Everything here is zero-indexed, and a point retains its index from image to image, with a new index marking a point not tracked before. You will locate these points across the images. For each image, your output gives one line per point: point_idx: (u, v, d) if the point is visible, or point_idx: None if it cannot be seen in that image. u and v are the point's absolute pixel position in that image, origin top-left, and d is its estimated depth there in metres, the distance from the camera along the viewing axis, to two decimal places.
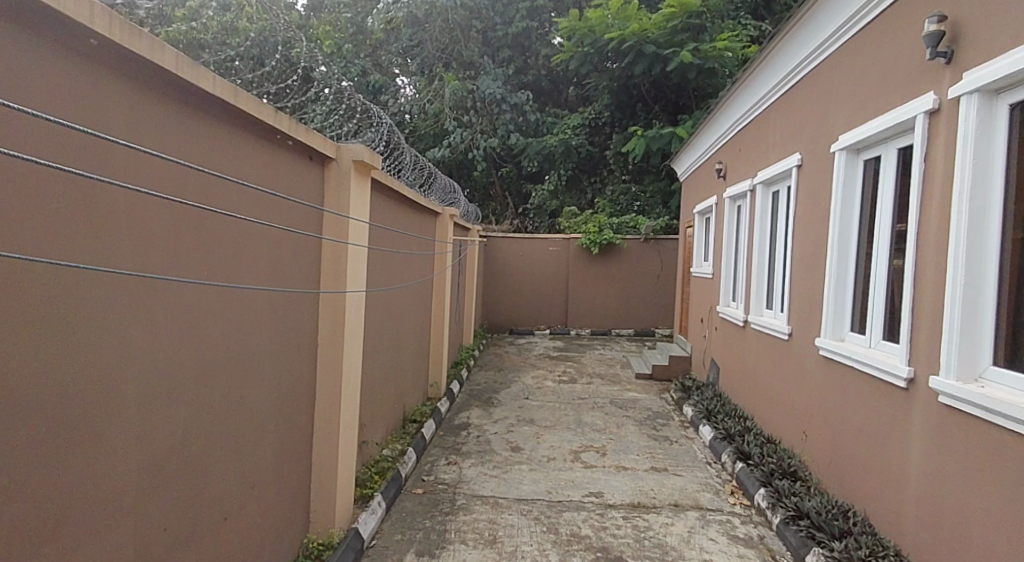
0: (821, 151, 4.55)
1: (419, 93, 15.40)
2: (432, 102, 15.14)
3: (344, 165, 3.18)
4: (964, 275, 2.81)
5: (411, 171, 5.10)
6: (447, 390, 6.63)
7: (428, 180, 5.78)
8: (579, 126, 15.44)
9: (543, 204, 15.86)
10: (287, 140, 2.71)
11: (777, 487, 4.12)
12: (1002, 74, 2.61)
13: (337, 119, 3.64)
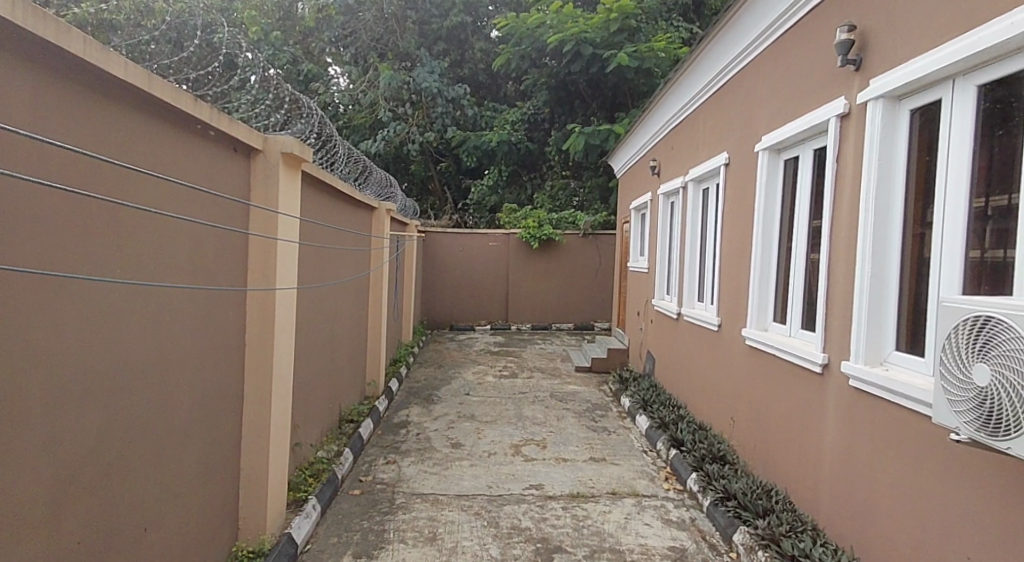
0: (747, 150, 4.74)
1: (352, 83, 15.37)
2: (365, 92, 15.12)
3: (271, 157, 3.10)
4: (871, 268, 3.02)
5: (345, 165, 5.02)
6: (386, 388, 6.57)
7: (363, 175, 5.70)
8: (518, 122, 15.48)
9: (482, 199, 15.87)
10: (209, 131, 2.63)
11: (707, 472, 4.30)
12: (904, 81, 2.80)
13: (263, 109, 3.59)
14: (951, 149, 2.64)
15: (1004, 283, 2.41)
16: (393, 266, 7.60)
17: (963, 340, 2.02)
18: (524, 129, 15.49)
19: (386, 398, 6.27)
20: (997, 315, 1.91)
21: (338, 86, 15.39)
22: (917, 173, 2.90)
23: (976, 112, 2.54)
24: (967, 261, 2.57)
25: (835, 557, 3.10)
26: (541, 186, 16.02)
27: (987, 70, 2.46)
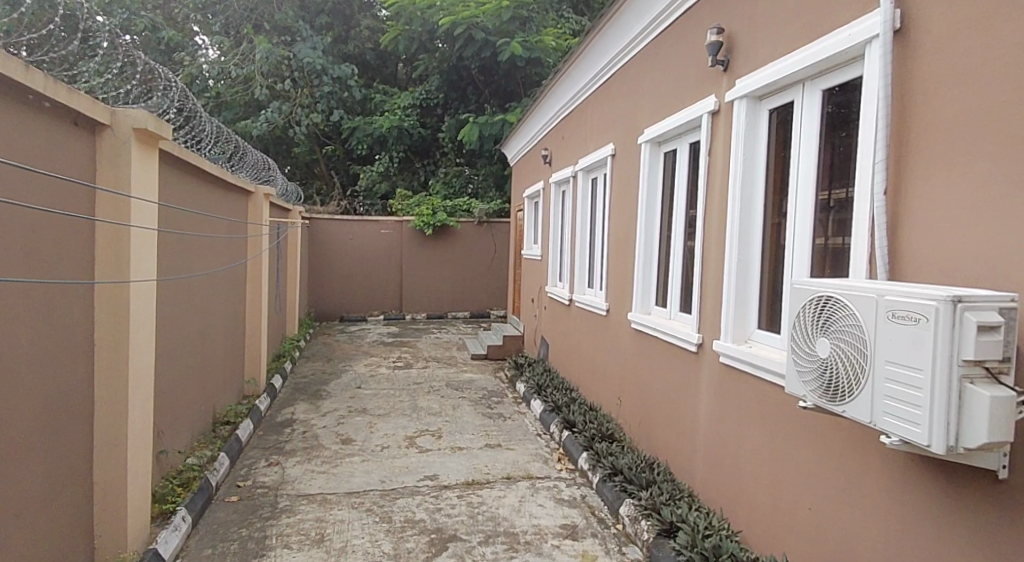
0: (630, 140, 4.94)
1: (223, 54, 14.45)
2: (239, 65, 14.21)
3: (121, 133, 2.82)
4: (738, 253, 3.25)
5: (213, 145, 4.70)
6: (268, 385, 6.27)
7: (235, 156, 5.36)
8: (410, 107, 15.06)
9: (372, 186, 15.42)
10: (44, 102, 2.35)
11: (597, 450, 4.48)
12: (763, 84, 3.03)
13: (112, 79, 3.27)
14: (803, 147, 2.92)
15: (841, 266, 2.66)
16: (274, 255, 7.24)
17: (810, 317, 2.23)
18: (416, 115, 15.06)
19: (268, 396, 5.98)
20: (834, 294, 2.12)
21: (206, 58, 14.55)
22: (775, 167, 3.16)
23: (822, 114, 2.81)
24: (814, 247, 2.84)
25: (710, 521, 3.34)
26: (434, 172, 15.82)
27: (831, 75, 2.73)
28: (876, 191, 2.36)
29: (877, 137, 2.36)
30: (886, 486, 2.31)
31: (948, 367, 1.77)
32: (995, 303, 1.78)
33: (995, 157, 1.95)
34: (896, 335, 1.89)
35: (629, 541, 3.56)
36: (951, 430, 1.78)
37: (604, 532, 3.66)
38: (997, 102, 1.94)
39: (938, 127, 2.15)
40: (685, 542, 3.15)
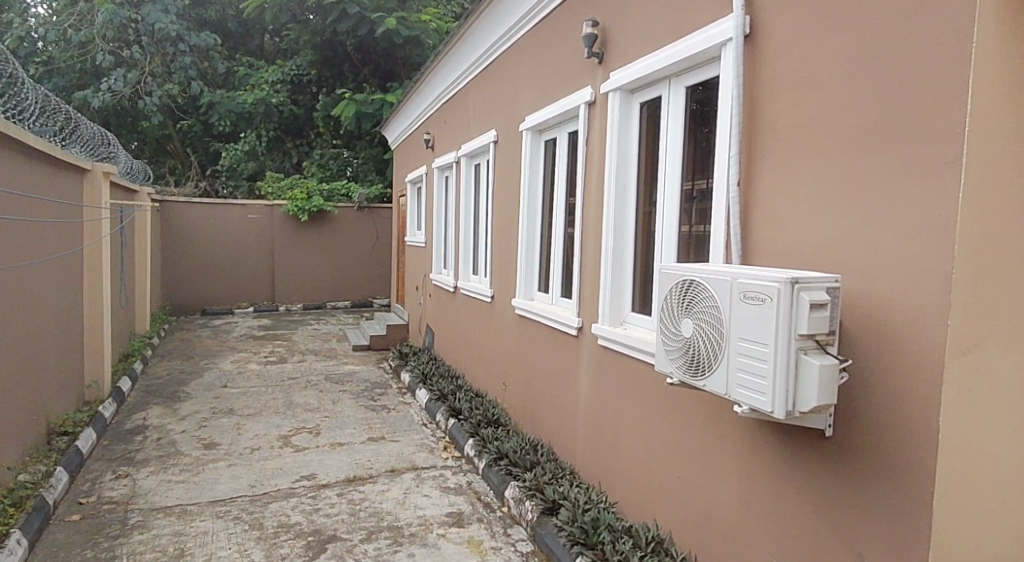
0: (512, 127, 4.94)
1: (54, 13, 12.98)
2: (75, 26, 12.80)
3: None
4: (613, 240, 3.34)
5: (35, 117, 4.09)
6: (114, 389, 5.68)
7: (66, 130, 4.75)
8: (279, 82, 14.31)
9: (236, 164, 14.40)
10: None
11: (482, 436, 4.48)
12: (635, 78, 3.12)
13: None
14: (669, 141, 3.04)
15: (703, 252, 2.81)
16: (118, 243, 6.54)
17: (675, 300, 2.32)
18: (286, 90, 14.34)
19: (113, 402, 5.43)
20: (696, 278, 2.23)
21: (35, 15, 13.06)
22: (645, 158, 3.27)
23: (686, 110, 2.95)
24: (680, 234, 2.98)
25: (590, 496, 3.46)
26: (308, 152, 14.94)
27: (693, 74, 2.87)
28: (731, 182, 2.52)
29: (732, 133, 2.52)
30: (747, 451, 2.50)
31: (787, 342, 1.91)
32: (824, 283, 1.95)
33: (831, 152, 2.15)
34: (746, 315, 2.02)
35: (514, 522, 3.60)
36: (789, 397, 1.93)
37: (489, 516, 3.68)
38: (832, 103, 2.14)
39: (785, 123, 2.33)
40: (566, 519, 3.23)
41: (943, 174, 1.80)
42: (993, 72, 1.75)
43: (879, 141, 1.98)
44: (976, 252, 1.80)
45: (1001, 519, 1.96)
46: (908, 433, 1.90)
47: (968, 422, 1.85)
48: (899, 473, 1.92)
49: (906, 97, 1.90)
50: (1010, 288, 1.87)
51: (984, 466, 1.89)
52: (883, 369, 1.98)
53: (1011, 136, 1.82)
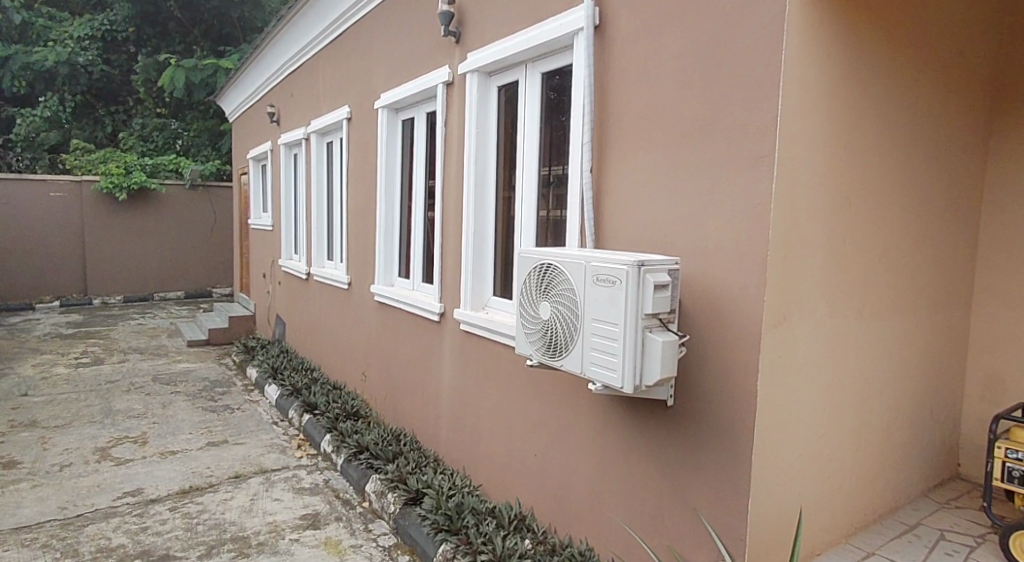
0: (365, 105, 4.71)
1: None
2: None
3: None
4: (473, 225, 3.27)
5: None
6: None
7: None
8: (88, 38, 12.75)
9: (35, 135, 12.22)
10: None
11: (340, 430, 4.24)
12: (492, 61, 3.05)
13: None
14: (526, 125, 3.02)
15: (561, 237, 2.83)
16: None
17: (534, 283, 2.30)
18: (96, 49, 12.78)
19: None
20: (553, 262, 2.22)
21: None
22: (505, 142, 3.23)
23: (542, 96, 2.94)
24: (539, 219, 2.98)
25: (455, 482, 3.39)
26: (126, 122, 13.26)
27: (548, 60, 2.86)
28: (584, 168, 2.54)
29: (584, 120, 2.54)
30: (596, 425, 2.59)
31: (635, 322, 1.96)
32: (668, 265, 2.03)
33: (673, 139, 2.24)
34: (598, 297, 2.05)
35: (375, 517, 3.45)
36: (637, 375, 1.99)
37: (348, 513, 3.49)
38: (672, 94, 2.23)
39: (631, 111, 2.40)
40: (430, 507, 3.13)
41: (761, 167, 1.96)
42: (799, 77, 1.94)
43: (712, 132, 2.10)
44: (784, 237, 1.99)
45: (805, 469, 2.22)
46: (740, 401, 2.05)
47: (777, 387, 2.06)
48: (731, 438, 2.07)
49: (735, 93, 2.03)
50: (811, 269, 2.11)
51: (789, 424, 2.13)
52: (719, 345, 2.11)
53: (812, 136, 2.03)
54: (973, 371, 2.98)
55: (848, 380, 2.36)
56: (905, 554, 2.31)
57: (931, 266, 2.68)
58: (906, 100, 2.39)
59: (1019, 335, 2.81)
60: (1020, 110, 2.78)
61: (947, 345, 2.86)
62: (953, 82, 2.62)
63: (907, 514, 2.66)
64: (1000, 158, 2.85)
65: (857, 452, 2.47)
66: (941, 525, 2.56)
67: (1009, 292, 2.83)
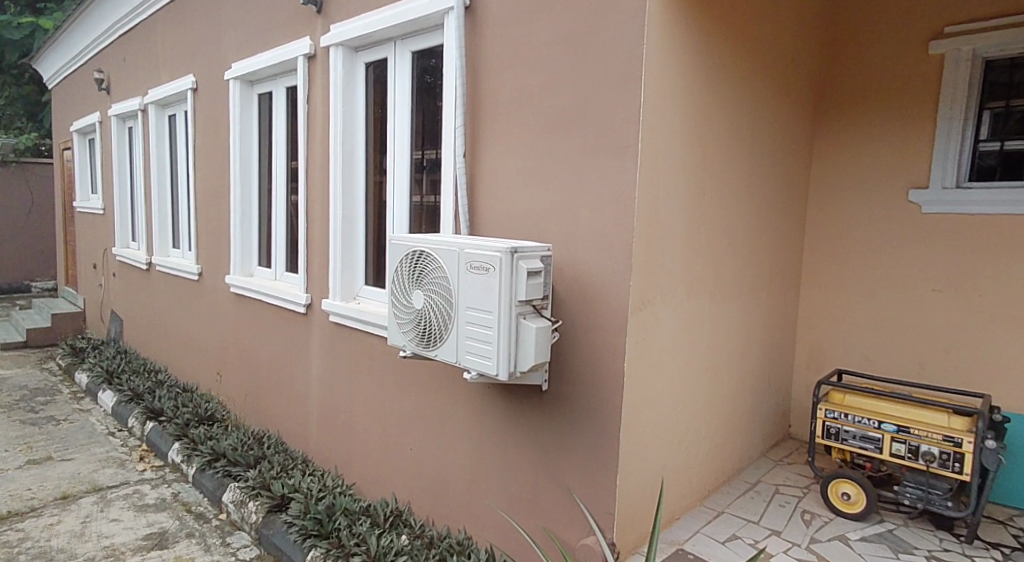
0: (213, 77, 4.29)
1: None
2: None
3: None
4: (342, 210, 3.08)
5: None
6: None
7: None
8: None
9: None
10: None
11: (192, 437, 3.87)
12: (357, 35, 2.88)
13: None
14: (396, 106, 2.89)
15: (435, 223, 2.75)
16: None
17: (406, 272, 2.20)
18: None
19: None
20: (425, 249, 2.13)
21: None
22: (374, 123, 3.07)
23: (411, 76, 2.83)
24: (412, 205, 2.87)
25: (325, 482, 3.20)
26: None
27: (417, 38, 2.75)
28: (457, 153, 2.47)
29: (456, 103, 2.46)
30: (469, 413, 2.56)
31: (509, 309, 1.94)
32: (540, 251, 2.01)
33: (544, 126, 2.23)
34: (473, 285, 2.00)
35: (235, 528, 3.19)
36: (511, 362, 1.97)
37: (203, 528, 3.19)
38: (541, 80, 2.22)
39: (502, 96, 2.36)
40: (298, 512, 2.93)
41: (626, 156, 2.01)
42: (659, 69, 2.01)
43: (580, 121, 2.12)
44: (647, 223, 2.06)
45: (665, 443, 2.34)
46: (607, 383, 2.11)
47: (641, 367, 2.14)
48: (599, 418, 2.13)
49: (602, 82, 2.05)
50: (670, 254, 2.21)
51: (652, 403, 2.23)
52: (588, 330, 2.15)
53: (670, 128, 2.12)
54: (802, 343, 3.29)
55: (701, 358, 2.52)
56: (749, 510, 2.57)
57: (771, 250, 2.93)
58: (751, 97, 2.56)
59: (840, 312, 3.16)
60: (842, 111, 3.09)
61: (782, 322, 3.15)
62: (789, 81, 2.86)
63: (751, 474, 2.91)
64: (824, 152, 3.15)
65: (711, 424, 2.65)
66: (778, 481, 2.85)
67: (835, 273, 3.16)
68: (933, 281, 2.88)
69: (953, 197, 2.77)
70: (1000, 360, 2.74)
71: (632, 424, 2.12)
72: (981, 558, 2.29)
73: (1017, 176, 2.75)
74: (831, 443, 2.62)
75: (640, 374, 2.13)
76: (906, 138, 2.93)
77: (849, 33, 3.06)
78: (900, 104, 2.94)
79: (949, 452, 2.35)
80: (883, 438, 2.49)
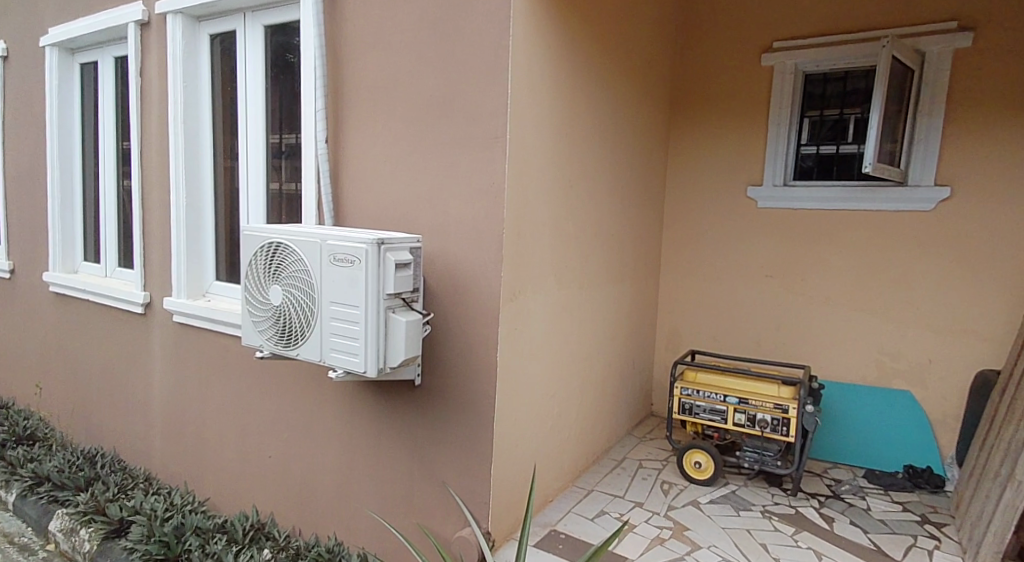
0: (24, 42, 3.71)
1: None
2: None
3: None
4: (185, 198, 2.79)
5: None
6: None
7: None
8: None
9: None
10: None
11: (7, 460, 3.35)
12: (199, 3, 2.60)
13: None
14: (248, 85, 2.66)
15: (294, 212, 2.56)
16: None
17: (261, 265, 2.03)
18: None
19: None
20: (283, 241, 1.97)
21: None
22: (222, 103, 2.80)
23: (264, 52, 2.61)
24: (269, 192, 2.65)
25: (172, 501, 2.90)
26: None
27: (270, 11, 2.54)
28: (317, 137, 2.31)
29: (315, 84, 2.29)
30: (335, 412, 2.43)
31: (376, 303, 1.85)
32: (409, 243, 1.93)
33: (410, 112, 2.15)
34: (336, 278, 1.88)
35: (65, 560, 2.82)
36: (380, 358, 1.88)
37: None
38: (406, 64, 2.14)
39: (364, 79, 2.24)
40: (139, 537, 2.63)
41: (494, 147, 1.98)
42: (524, 59, 2.00)
43: (448, 109, 2.06)
44: (516, 212, 2.06)
45: (537, 430, 2.37)
46: (479, 373, 2.08)
47: (513, 357, 2.14)
48: (471, 408, 2.10)
49: (469, 71, 2.01)
50: (539, 244, 2.23)
51: (524, 391, 2.24)
52: (458, 321, 2.12)
53: (536, 119, 2.12)
54: (662, 328, 3.49)
55: (570, 346, 2.57)
56: (615, 486, 2.68)
57: (633, 241, 3.06)
58: (612, 91, 2.65)
59: (693, 297, 3.38)
60: (692, 109, 3.29)
61: (644, 308, 3.31)
62: (646, 78, 2.99)
63: (617, 451, 3.04)
64: (680, 148, 3.33)
65: (580, 409, 2.72)
66: (641, 456, 3.00)
67: (688, 261, 3.37)
68: (772, 268, 3.16)
69: (782, 194, 3.06)
70: (827, 337, 3.06)
71: (505, 411, 2.12)
72: (802, 507, 2.56)
73: (830, 174, 3.05)
74: (685, 417, 2.80)
75: (511, 362, 2.13)
76: (746, 136, 3.17)
77: (700, 35, 3.25)
78: (741, 105, 3.17)
79: (778, 418, 2.59)
80: (727, 409, 2.70)
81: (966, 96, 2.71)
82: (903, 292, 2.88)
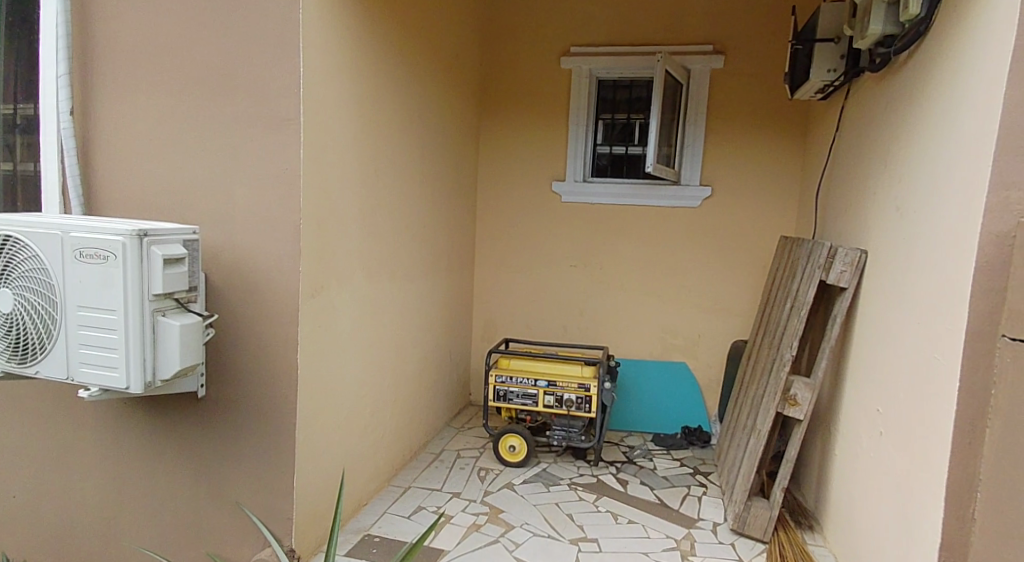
0: None
1: None
2: None
3: None
4: None
5: None
6: None
7: None
8: None
9: None
10: None
11: None
12: None
13: None
14: None
15: (35, 199, 2.11)
16: None
17: None
18: None
19: None
20: (12, 234, 1.61)
21: None
22: None
23: None
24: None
25: None
26: None
27: None
28: (59, 110, 1.92)
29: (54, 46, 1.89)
30: (100, 434, 2.06)
31: (139, 304, 1.58)
32: (183, 235, 1.68)
33: (185, 86, 1.87)
34: (87, 278, 1.58)
35: None
36: (148, 369, 1.62)
37: None
38: (178, 31, 1.86)
39: (126, 45, 1.91)
40: None
41: (287, 130, 1.81)
42: (318, 38, 1.85)
43: (232, 86, 1.84)
44: (315, 202, 1.90)
45: (347, 432, 2.24)
46: (278, 377, 1.90)
47: (315, 357, 1.98)
48: (270, 416, 1.91)
49: (255, 44, 1.81)
50: (343, 236, 2.09)
51: (330, 392, 2.10)
52: (250, 322, 1.90)
53: (335, 103, 1.98)
54: (477, 317, 3.52)
55: (381, 342, 2.47)
56: (433, 479, 2.65)
57: (445, 234, 3.03)
58: (417, 80, 2.58)
59: (504, 287, 3.45)
60: (498, 104, 3.34)
61: (458, 300, 3.30)
62: (453, 69, 2.97)
63: (434, 445, 3.01)
64: (490, 141, 3.38)
65: (394, 408, 2.63)
66: (458, 446, 3.00)
67: (497, 252, 3.44)
68: (575, 257, 3.34)
69: (582, 189, 3.25)
70: (623, 321, 3.31)
71: (308, 416, 1.96)
72: (602, 475, 2.74)
73: (621, 173, 3.29)
74: (499, 404, 2.85)
75: (314, 363, 1.98)
76: (547, 132, 3.30)
77: (505, 31, 3.30)
78: (542, 104, 3.29)
79: (581, 397, 2.75)
80: (537, 393, 2.79)
81: (727, 106, 3.07)
82: (683, 278, 3.21)
